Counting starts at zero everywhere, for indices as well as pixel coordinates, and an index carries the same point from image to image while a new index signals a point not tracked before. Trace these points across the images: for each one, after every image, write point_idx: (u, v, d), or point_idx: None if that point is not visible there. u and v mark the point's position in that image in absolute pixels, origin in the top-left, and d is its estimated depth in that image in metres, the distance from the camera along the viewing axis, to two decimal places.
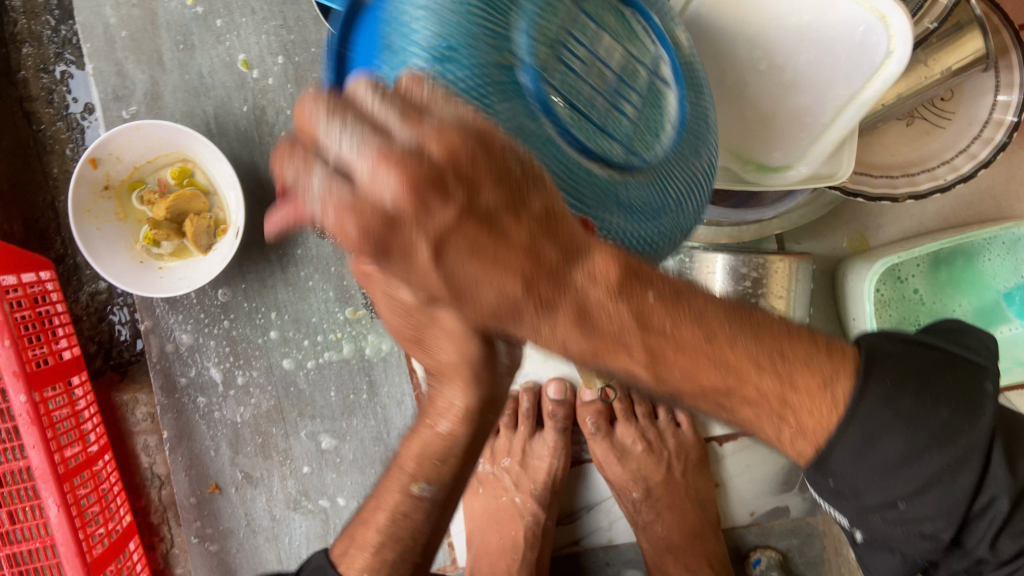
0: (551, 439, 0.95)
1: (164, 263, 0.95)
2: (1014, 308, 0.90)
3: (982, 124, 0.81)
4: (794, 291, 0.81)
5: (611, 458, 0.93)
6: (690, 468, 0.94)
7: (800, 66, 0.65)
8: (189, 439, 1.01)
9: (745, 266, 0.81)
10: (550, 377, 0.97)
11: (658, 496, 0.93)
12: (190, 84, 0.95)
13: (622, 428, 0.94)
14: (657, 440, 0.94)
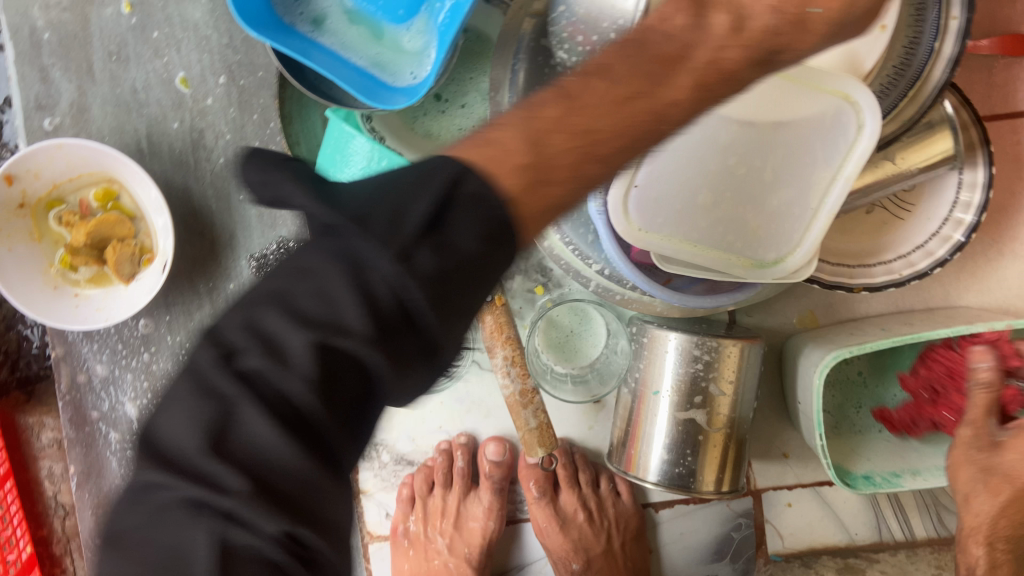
0: (486, 500, 0.93)
1: (81, 291, 0.88)
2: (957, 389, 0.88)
3: (941, 222, 0.80)
4: (742, 374, 0.80)
5: (552, 525, 0.93)
6: (627, 538, 0.94)
7: (777, 160, 0.65)
8: (98, 476, 0.94)
9: (698, 348, 0.79)
10: (489, 435, 0.94)
11: (596, 567, 0.94)
12: (122, 98, 0.88)
13: (565, 495, 0.94)
14: (598, 509, 0.94)
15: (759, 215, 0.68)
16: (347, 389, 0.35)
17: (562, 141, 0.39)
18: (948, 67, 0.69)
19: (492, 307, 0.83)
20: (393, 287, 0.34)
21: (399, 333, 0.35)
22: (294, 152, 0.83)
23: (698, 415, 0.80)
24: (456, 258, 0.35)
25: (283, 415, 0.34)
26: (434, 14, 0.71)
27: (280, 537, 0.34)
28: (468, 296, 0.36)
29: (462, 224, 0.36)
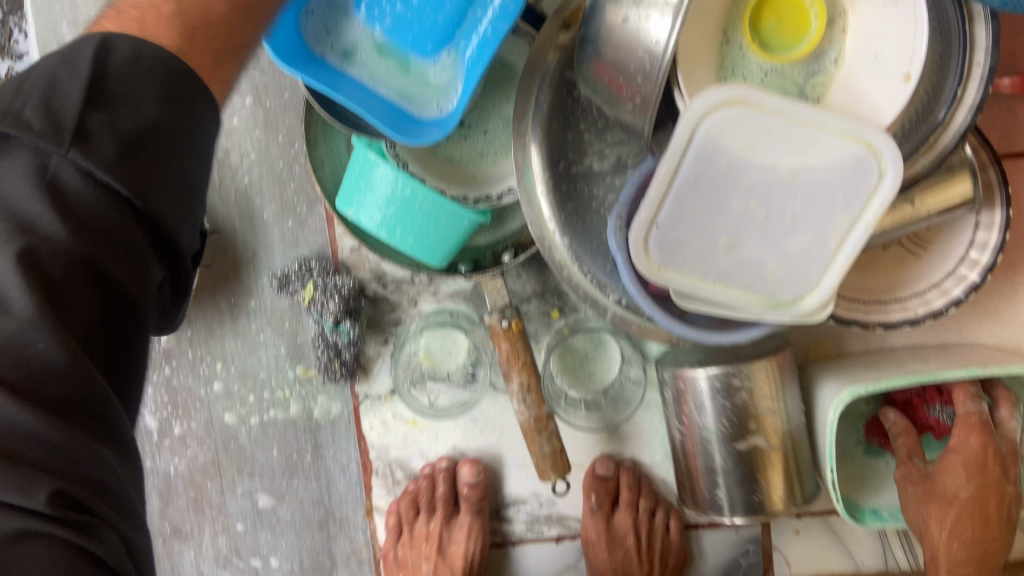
0: (466, 523, 0.92)
1: None
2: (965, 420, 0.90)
3: (957, 261, 0.81)
4: (782, 396, 0.81)
5: (602, 540, 0.92)
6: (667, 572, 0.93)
7: (798, 204, 0.66)
8: None
9: (729, 375, 0.80)
10: (466, 457, 0.94)
11: None
12: None
13: (621, 515, 0.92)
14: (646, 539, 0.94)
15: (778, 256, 0.69)
16: (70, 348, 0.48)
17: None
18: (970, 114, 0.70)
19: (509, 334, 0.84)
20: (49, 240, 0.48)
21: (112, 225, 0.50)
22: (318, 176, 0.84)
23: (739, 444, 0.81)
24: (79, 191, 0.49)
25: (21, 368, 0.46)
26: (463, 48, 0.71)
27: (49, 500, 0.44)
28: (112, 240, 0.50)
29: (63, 166, 0.49)
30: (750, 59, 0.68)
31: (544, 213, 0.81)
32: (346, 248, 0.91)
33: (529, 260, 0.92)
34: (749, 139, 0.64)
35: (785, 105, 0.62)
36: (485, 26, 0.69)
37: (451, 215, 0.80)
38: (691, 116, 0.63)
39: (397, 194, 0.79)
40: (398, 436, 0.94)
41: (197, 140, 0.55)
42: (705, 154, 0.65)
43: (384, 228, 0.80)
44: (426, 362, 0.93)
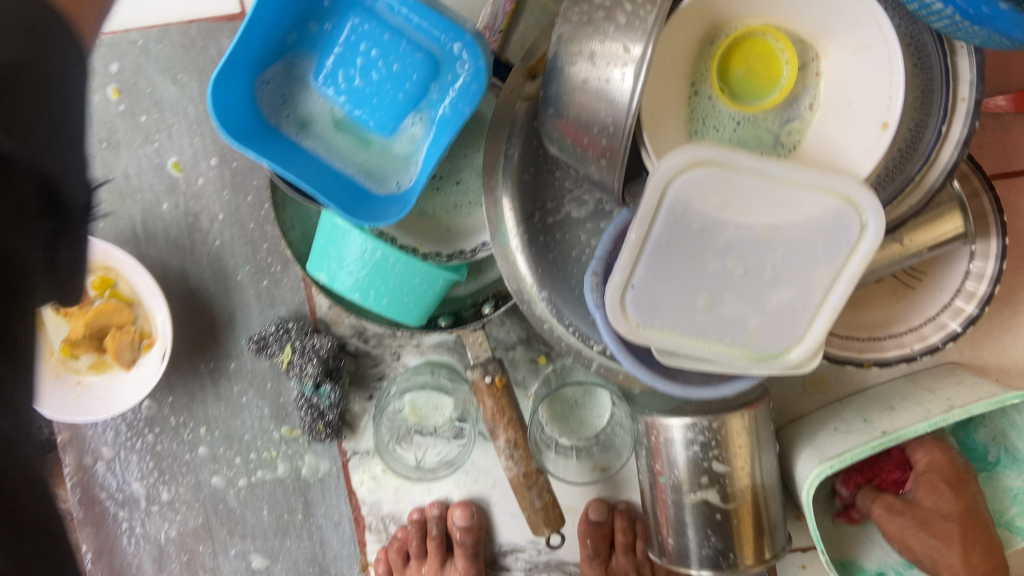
0: (461, 566, 0.90)
1: (84, 377, 0.87)
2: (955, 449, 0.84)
3: (953, 293, 0.78)
4: (752, 443, 0.78)
5: None
6: None
7: (777, 260, 0.63)
8: (110, 554, 0.95)
9: (698, 430, 0.77)
10: (457, 497, 0.93)
11: None
12: (115, 185, 0.87)
13: (618, 559, 0.91)
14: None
15: (759, 312, 0.66)
16: None
17: None
18: (955, 150, 0.67)
19: (493, 390, 0.81)
20: None
21: None
22: (288, 240, 0.81)
23: (711, 493, 0.77)
24: None
25: None
26: (426, 121, 0.70)
27: None
28: None
29: None
30: (722, 109, 0.65)
31: (520, 267, 0.78)
32: (323, 305, 0.89)
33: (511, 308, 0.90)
34: (721, 199, 0.61)
35: (754, 165, 0.59)
36: (445, 107, 0.68)
37: (424, 275, 0.77)
38: (660, 178, 0.60)
39: (367, 258, 0.76)
40: (389, 490, 0.93)
41: (66, 77, 0.50)
42: (678, 212, 0.62)
43: (357, 292, 0.78)
44: (411, 417, 0.90)
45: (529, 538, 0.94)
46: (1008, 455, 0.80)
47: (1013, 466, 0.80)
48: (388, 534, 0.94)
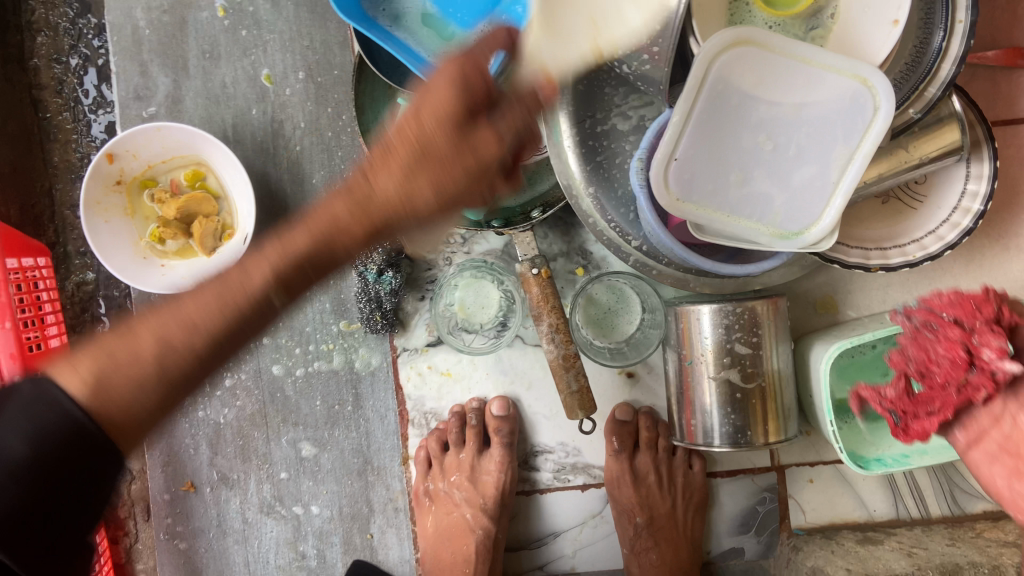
0: (497, 454, 0.98)
1: (167, 261, 0.98)
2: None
3: (951, 209, 0.90)
4: (769, 330, 0.88)
5: (626, 479, 0.99)
6: (691, 507, 1.01)
7: (802, 138, 0.75)
8: (169, 435, 1.03)
9: (726, 315, 0.87)
10: (494, 395, 1.01)
11: (659, 526, 0.99)
12: (212, 92, 0.99)
13: (642, 457, 1.00)
14: (667, 476, 1.01)
15: (784, 190, 0.77)
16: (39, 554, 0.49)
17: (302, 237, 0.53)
18: (954, 65, 0.79)
19: (539, 280, 0.90)
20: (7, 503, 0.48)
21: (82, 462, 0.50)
22: (366, 138, 0.92)
23: (732, 372, 0.88)
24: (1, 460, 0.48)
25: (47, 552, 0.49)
26: (499, 23, 0.83)
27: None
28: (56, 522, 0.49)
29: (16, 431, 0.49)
30: (757, 14, 0.78)
31: (571, 167, 0.88)
32: None
33: (556, 222, 0.98)
34: (757, 77, 0.73)
35: (787, 45, 0.71)
36: (518, 5, 0.82)
37: None
38: (707, 55, 0.71)
39: None
40: (433, 387, 1.01)
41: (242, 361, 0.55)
42: (720, 88, 0.73)
43: None
44: (460, 314, 0.97)
45: (559, 441, 1.02)
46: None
47: None
48: (428, 427, 1.02)
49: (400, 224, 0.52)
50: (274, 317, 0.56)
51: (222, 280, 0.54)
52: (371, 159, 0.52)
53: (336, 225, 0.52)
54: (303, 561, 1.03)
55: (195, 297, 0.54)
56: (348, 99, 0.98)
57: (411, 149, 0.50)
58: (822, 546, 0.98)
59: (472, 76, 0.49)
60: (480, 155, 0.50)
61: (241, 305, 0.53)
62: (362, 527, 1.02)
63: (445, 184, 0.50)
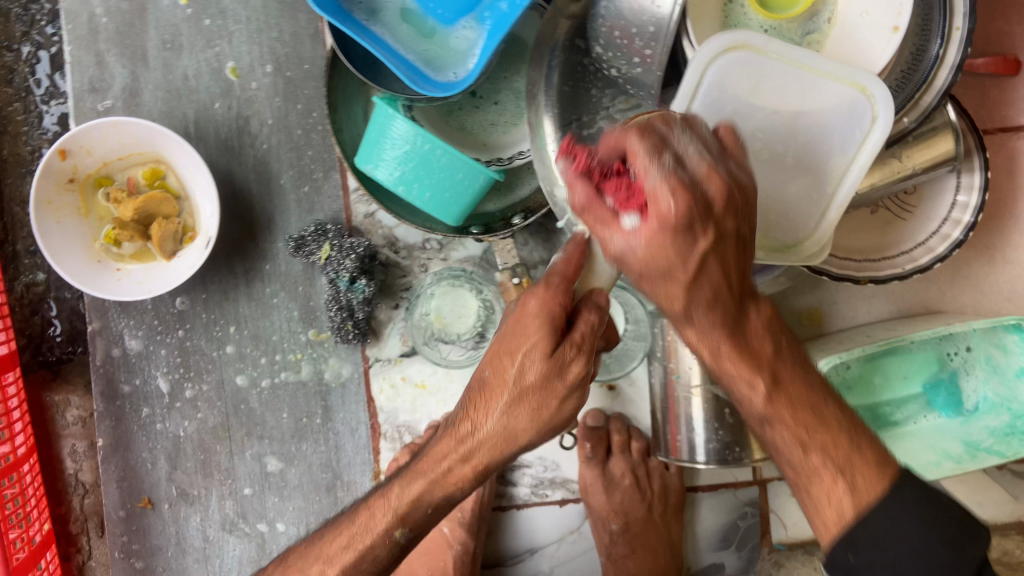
0: None
1: (123, 265, 0.92)
2: (939, 398, 0.95)
3: (941, 220, 0.88)
4: None
5: (599, 485, 0.95)
6: (669, 510, 0.97)
7: (798, 147, 0.71)
8: (125, 449, 0.98)
9: None
10: None
11: (635, 532, 0.96)
12: (173, 84, 0.93)
13: (614, 461, 0.96)
14: (644, 478, 0.98)
15: (777, 203, 0.73)
16: None
17: (420, 485, 0.63)
18: (950, 73, 0.76)
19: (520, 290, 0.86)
20: None
21: None
22: (338, 138, 0.87)
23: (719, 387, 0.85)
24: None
25: None
26: (482, 20, 0.79)
27: None
28: None
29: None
30: (753, 17, 0.75)
31: (555, 172, 0.82)
32: (360, 214, 0.94)
33: (538, 228, 0.94)
34: (753, 83, 0.70)
35: (787, 51, 0.69)
36: (503, 4, 0.77)
37: (468, 173, 0.82)
38: (701, 60, 0.68)
39: (415, 150, 0.81)
40: (407, 400, 0.96)
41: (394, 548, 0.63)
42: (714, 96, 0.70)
43: (401, 184, 0.83)
44: (437, 324, 0.92)
45: (537, 454, 0.98)
46: (987, 402, 0.93)
47: (989, 412, 0.93)
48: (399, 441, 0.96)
49: (504, 452, 0.61)
50: (401, 553, 0.65)
51: (355, 527, 0.66)
52: (473, 401, 0.61)
53: (450, 466, 0.62)
54: None
55: (337, 547, 0.66)
56: (319, 95, 0.93)
57: (511, 392, 0.59)
58: (804, 563, 0.97)
59: (556, 310, 0.57)
60: (568, 377, 0.59)
61: (371, 549, 0.64)
62: None
63: (543, 416, 0.59)
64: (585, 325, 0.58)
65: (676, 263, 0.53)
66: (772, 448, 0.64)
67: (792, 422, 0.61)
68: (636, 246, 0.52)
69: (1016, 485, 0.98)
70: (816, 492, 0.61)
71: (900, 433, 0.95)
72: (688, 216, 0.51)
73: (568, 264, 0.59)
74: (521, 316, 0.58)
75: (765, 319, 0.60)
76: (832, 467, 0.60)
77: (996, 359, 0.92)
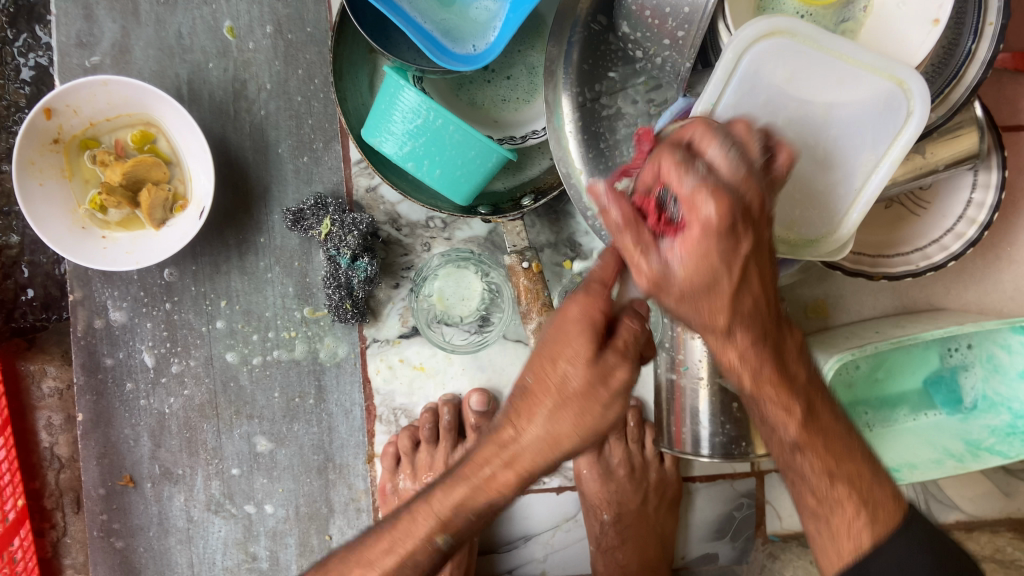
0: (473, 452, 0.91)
1: (109, 232, 0.87)
2: (940, 395, 0.94)
3: (956, 218, 0.86)
4: None
5: (595, 472, 0.93)
6: (663, 504, 0.95)
7: (830, 141, 0.68)
8: (107, 425, 0.93)
9: None
10: (470, 388, 0.93)
11: (627, 523, 0.94)
12: (166, 42, 0.88)
13: (612, 447, 0.95)
14: (641, 468, 0.95)
15: (804, 197, 0.70)
16: None
17: (457, 493, 0.60)
18: (981, 69, 0.74)
19: (529, 274, 0.83)
20: None
21: None
22: (343, 107, 0.82)
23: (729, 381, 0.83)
24: None
25: None
26: None
27: None
28: None
29: None
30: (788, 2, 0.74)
31: (572, 154, 0.80)
32: (361, 187, 0.90)
33: (545, 210, 0.91)
34: (789, 71, 0.66)
35: (827, 40, 0.65)
36: None
37: (481, 152, 0.78)
38: (738, 45, 0.65)
39: (427, 125, 0.77)
40: (404, 381, 0.93)
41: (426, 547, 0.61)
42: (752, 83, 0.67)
43: (411, 160, 0.79)
44: (438, 306, 0.90)
45: None
46: (986, 400, 0.92)
47: (989, 409, 0.92)
48: (394, 425, 0.94)
49: (550, 457, 0.56)
50: (441, 560, 0.62)
51: (395, 532, 0.63)
52: (516, 407, 0.57)
53: (493, 472, 0.58)
54: (253, 563, 0.96)
55: (377, 552, 0.64)
56: (322, 61, 0.88)
57: (552, 396, 0.55)
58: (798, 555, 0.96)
59: (596, 315, 0.54)
60: (613, 383, 0.55)
61: (412, 554, 0.62)
62: (320, 528, 0.95)
63: (586, 420, 0.55)
64: (626, 332, 0.55)
65: (722, 272, 0.49)
66: (793, 473, 0.62)
67: (820, 453, 0.60)
68: (674, 263, 0.49)
69: (1008, 482, 0.99)
70: (836, 521, 0.60)
71: (897, 429, 0.96)
72: (730, 219, 0.47)
73: (605, 269, 0.57)
74: (560, 322, 0.56)
75: (799, 343, 0.58)
76: (855, 497, 0.60)
77: (999, 358, 0.91)
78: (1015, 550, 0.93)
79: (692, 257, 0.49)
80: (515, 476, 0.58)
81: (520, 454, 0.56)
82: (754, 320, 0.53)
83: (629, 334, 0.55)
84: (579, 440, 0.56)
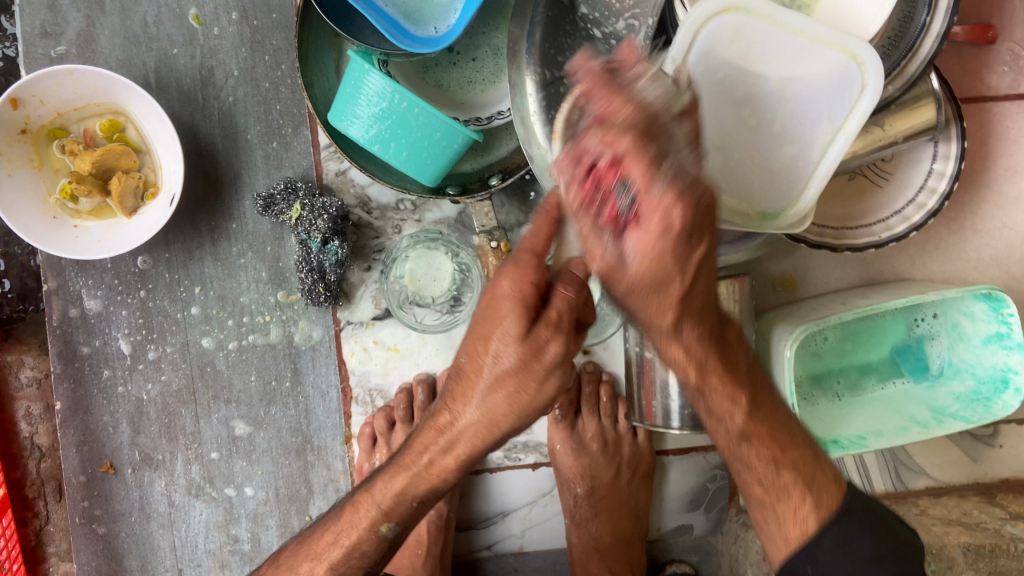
0: None
1: (81, 221, 0.87)
2: (907, 362, 0.97)
3: (918, 189, 0.88)
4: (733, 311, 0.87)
5: (568, 446, 0.96)
6: (636, 477, 0.97)
7: (785, 115, 0.69)
8: (85, 413, 0.94)
9: None
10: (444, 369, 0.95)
11: (600, 496, 0.96)
12: (132, 31, 0.88)
13: (584, 421, 0.97)
14: (613, 442, 0.97)
15: (763, 172, 0.71)
16: None
17: (403, 475, 0.63)
18: (936, 42, 0.75)
19: (498, 254, 0.84)
20: None
21: None
22: (309, 92, 0.83)
23: None
24: None
25: None
26: None
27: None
28: None
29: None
30: None
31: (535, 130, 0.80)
32: (331, 171, 0.91)
33: (514, 190, 0.92)
34: (744, 47, 0.67)
35: (781, 15, 0.65)
36: None
37: (447, 133, 0.79)
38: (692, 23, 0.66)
39: (391, 108, 0.77)
40: (378, 363, 0.94)
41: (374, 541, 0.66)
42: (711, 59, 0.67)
43: (377, 143, 0.80)
44: (411, 288, 0.90)
45: None
46: (951, 367, 0.94)
47: (954, 376, 0.94)
48: (370, 406, 0.96)
49: (486, 438, 0.60)
50: (387, 548, 0.67)
51: (340, 524, 0.68)
52: (452, 392, 0.61)
53: (432, 458, 0.62)
54: (235, 545, 0.97)
55: (324, 544, 0.68)
56: (288, 46, 0.89)
57: (485, 380, 0.58)
58: None
59: (527, 290, 0.56)
60: (546, 357, 0.57)
61: (358, 545, 0.66)
62: (300, 509, 0.96)
63: (522, 401, 0.58)
64: (558, 304, 0.56)
65: (673, 274, 0.48)
66: (738, 462, 0.65)
67: (765, 443, 0.63)
68: (627, 256, 0.48)
69: (974, 447, 1.01)
70: (782, 507, 0.64)
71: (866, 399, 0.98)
72: (688, 223, 0.45)
73: (537, 237, 0.57)
74: (493, 298, 0.57)
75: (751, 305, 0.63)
76: (799, 473, 0.64)
77: (963, 326, 0.92)
78: (981, 513, 0.95)
79: (646, 256, 0.47)
80: (462, 461, 0.61)
81: (461, 434, 0.60)
82: (704, 317, 0.55)
83: (561, 309, 0.56)
84: (513, 418, 0.59)
